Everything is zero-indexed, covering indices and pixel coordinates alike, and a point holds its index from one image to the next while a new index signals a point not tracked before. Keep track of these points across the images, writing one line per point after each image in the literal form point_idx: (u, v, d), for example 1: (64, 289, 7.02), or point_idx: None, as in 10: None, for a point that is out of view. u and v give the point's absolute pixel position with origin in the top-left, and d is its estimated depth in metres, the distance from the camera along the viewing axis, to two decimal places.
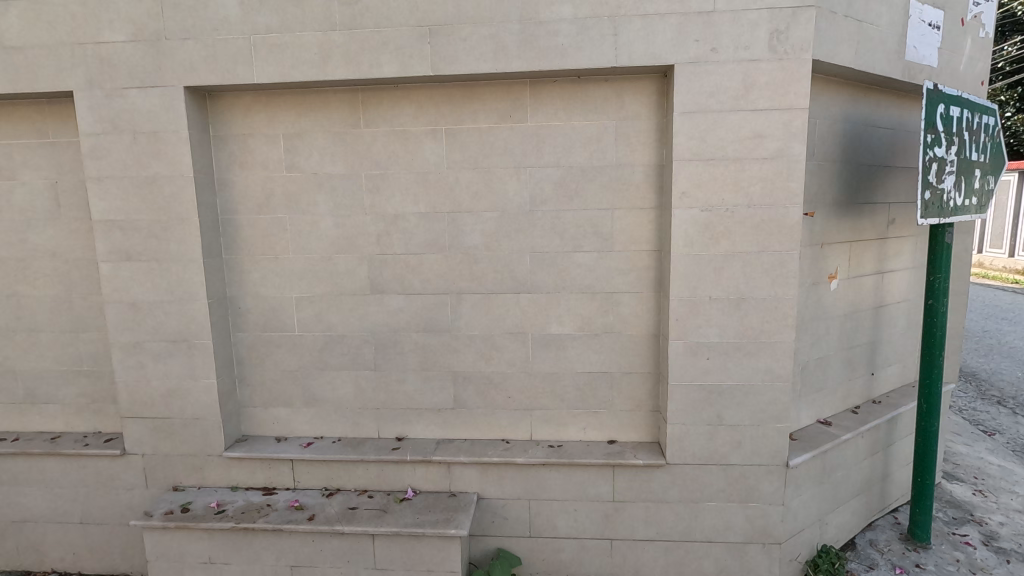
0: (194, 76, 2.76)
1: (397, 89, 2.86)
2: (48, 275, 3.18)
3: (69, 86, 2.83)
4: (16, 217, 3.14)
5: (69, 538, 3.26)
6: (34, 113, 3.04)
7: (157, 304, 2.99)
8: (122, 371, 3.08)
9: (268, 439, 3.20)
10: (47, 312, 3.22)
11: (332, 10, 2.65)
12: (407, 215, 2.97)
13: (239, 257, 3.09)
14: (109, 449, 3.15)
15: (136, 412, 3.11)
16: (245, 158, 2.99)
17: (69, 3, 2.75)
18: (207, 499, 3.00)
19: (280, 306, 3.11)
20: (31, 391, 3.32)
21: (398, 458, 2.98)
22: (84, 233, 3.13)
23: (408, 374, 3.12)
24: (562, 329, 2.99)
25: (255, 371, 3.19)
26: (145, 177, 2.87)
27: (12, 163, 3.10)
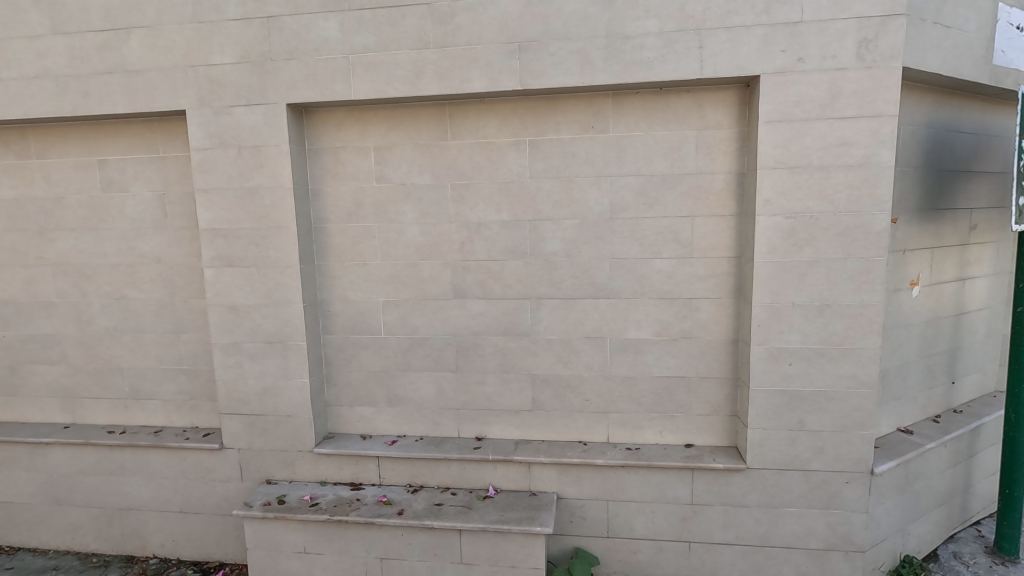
0: (295, 94, 2.94)
1: (483, 103, 2.99)
2: (154, 280, 3.42)
3: (181, 105, 3.05)
4: (127, 226, 3.40)
5: (168, 526, 3.46)
6: (145, 130, 3.29)
7: (255, 307, 3.16)
8: (220, 370, 3.26)
9: (354, 437, 3.35)
10: (152, 314, 3.46)
11: (426, 29, 2.80)
12: (490, 222, 3.08)
13: (329, 263, 3.24)
14: (207, 443, 3.34)
15: (232, 409, 3.28)
16: (337, 169, 3.16)
17: (184, 29, 2.97)
18: (299, 493, 3.17)
19: (367, 310, 3.26)
20: (136, 388, 3.55)
21: (480, 457, 3.08)
22: (187, 240, 3.35)
23: (488, 376, 3.21)
24: (640, 334, 3.04)
25: (342, 372, 3.34)
26: (248, 188, 3.05)
27: (125, 176, 3.36)
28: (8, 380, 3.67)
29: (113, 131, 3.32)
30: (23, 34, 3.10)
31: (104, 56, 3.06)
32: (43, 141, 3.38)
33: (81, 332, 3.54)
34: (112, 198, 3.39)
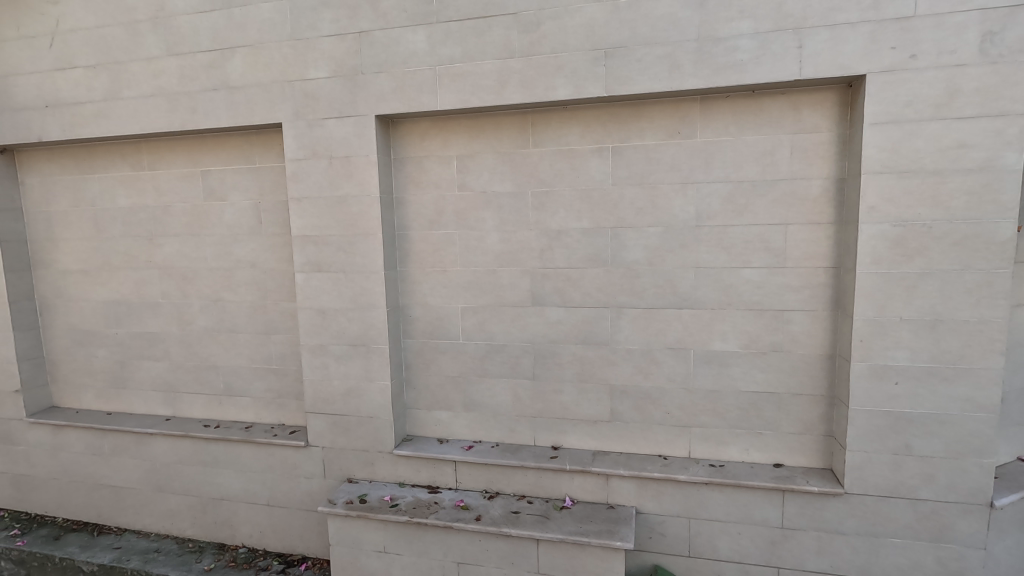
0: (383, 105, 3.04)
1: (565, 111, 2.98)
2: (248, 283, 3.62)
3: (278, 118, 3.22)
4: (226, 232, 3.62)
5: (256, 518, 3.63)
6: (244, 143, 3.49)
7: (341, 311, 3.28)
8: (308, 371, 3.40)
9: (431, 440, 3.40)
10: (246, 316, 3.66)
11: (511, 39, 2.83)
12: (570, 230, 3.06)
13: (411, 269, 3.32)
14: (294, 440, 3.48)
15: (318, 408, 3.40)
16: (420, 178, 3.24)
17: (282, 47, 3.14)
18: (379, 493, 3.25)
19: (446, 315, 3.30)
20: (229, 385, 3.77)
21: (558, 467, 3.05)
22: (279, 246, 3.53)
23: (565, 385, 3.18)
24: (727, 346, 2.92)
25: (420, 376, 3.40)
26: (337, 196, 3.18)
27: (224, 186, 3.58)
28: (118, 374, 3.98)
29: (215, 144, 3.55)
30: (141, 56, 3.38)
31: (211, 74, 3.28)
32: (154, 154, 3.67)
33: (182, 331, 3.80)
34: (212, 206, 3.62)
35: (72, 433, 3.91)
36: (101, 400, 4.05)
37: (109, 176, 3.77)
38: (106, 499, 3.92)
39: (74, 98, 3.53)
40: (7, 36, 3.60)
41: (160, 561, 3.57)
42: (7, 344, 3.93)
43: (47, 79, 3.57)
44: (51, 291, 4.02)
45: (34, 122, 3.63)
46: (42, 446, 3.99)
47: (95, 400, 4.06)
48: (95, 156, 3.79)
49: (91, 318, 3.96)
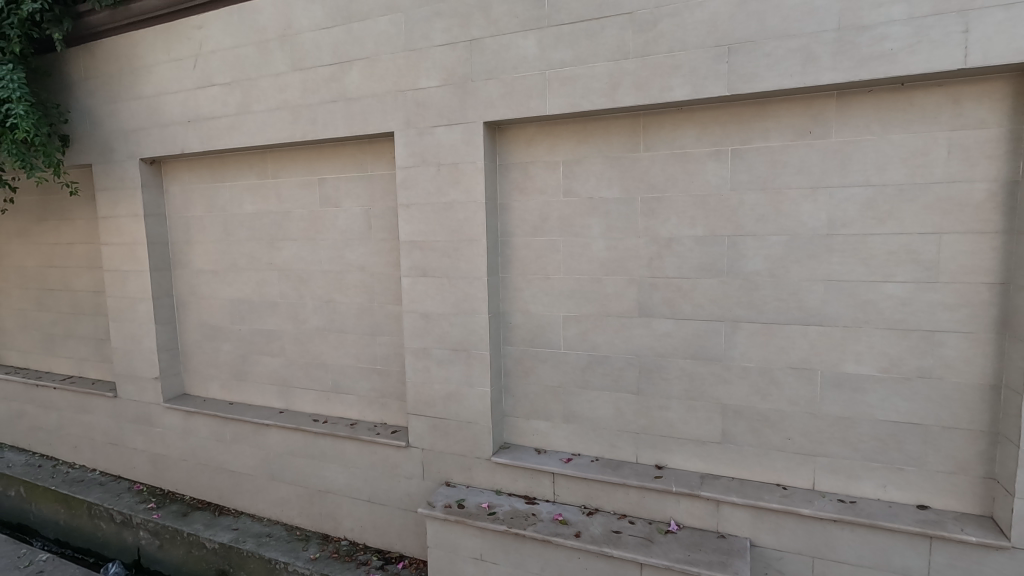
0: (492, 112, 3.05)
1: (681, 112, 2.83)
2: (357, 286, 3.77)
3: (390, 127, 3.32)
4: (339, 237, 3.79)
5: (358, 513, 3.76)
6: (358, 152, 3.65)
7: (444, 316, 3.32)
8: (410, 373, 3.47)
9: (529, 450, 3.34)
10: (354, 317, 3.82)
11: (626, 39, 2.72)
12: (682, 238, 2.89)
13: (513, 276, 3.30)
14: (396, 440, 3.57)
15: (419, 410, 3.46)
16: (525, 184, 3.21)
17: (397, 58, 3.24)
18: (477, 499, 3.24)
19: (547, 323, 3.24)
20: (337, 382, 3.94)
21: (663, 487, 2.88)
22: (387, 251, 3.65)
23: (672, 402, 3.00)
24: (861, 369, 2.62)
25: (519, 384, 3.36)
26: (444, 203, 3.22)
27: (339, 193, 3.76)
28: (240, 367, 4.30)
29: (331, 153, 3.74)
30: (270, 72, 3.63)
31: (331, 87, 3.46)
32: (277, 163, 3.93)
33: (296, 329, 4.03)
34: (327, 212, 3.81)
35: (200, 419, 4.27)
36: (224, 390, 4.40)
37: (238, 184, 4.09)
38: (226, 482, 4.24)
39: (212, 113, 3.87)
40: (159, 59, 4.01)
41: (271, 545, 3.79)
42: (150, 336, 4.38)
43: (190, 97, 3.94)
44: (186, 289, 4.42)
45: (178, 136, 4.01)
46: (175, 429, 4.39)
47: (219, 390, 4.42)
48: (227, 165, 4.12)
49: (219, 314, 4.31)
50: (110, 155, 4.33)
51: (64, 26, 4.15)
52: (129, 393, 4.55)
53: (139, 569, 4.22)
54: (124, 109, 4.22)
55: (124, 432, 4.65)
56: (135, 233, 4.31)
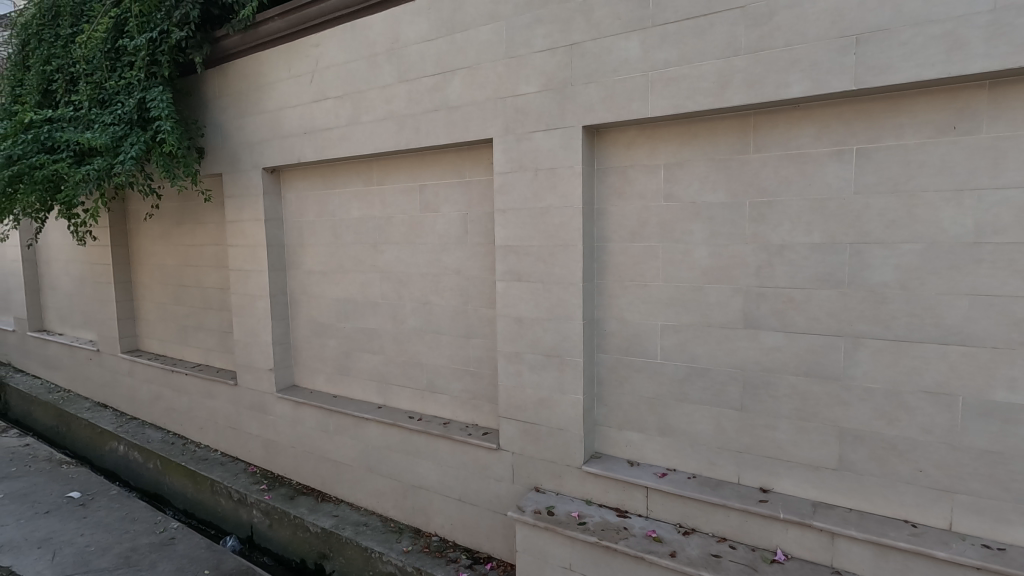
0: (592, 116, 3.01)
1: (798, 110, 2.63)
2: (453, 289, 3.87)
3: (489, 133, 3.38)
4: (436, 241, 3.92)
5: (449, 510, 3.85)
6: (457, 158, 3.75)
7: (538, 321, 3.32)
8: (503, 376, 3.49)
9: (621, 461, 3.24)
10: (449, 319, 3.92)
11: (737, 35, 2.58)
12: (796, 245, 2.68)
13: (608, 282, 3.22)
14: (487, 442, 3.61)
15: (510, 414, 3.48)
16: (623, 189, 3.13)
17: (498, 65, 3.30)
18: (566, 507, 3.19)
19: (644, 332, 3.13)
20: (431, 382, 4.06)
21: (769, 513, 2.67)
22: (483, 255, 3.71)
23: (781, 422, 2.78)
24: (1014, 397, 2.29)
25: (612, 393, 3.27)
26: (540, 208, 3.22)
27: (438, 198, 3.88)
28: (343, 363, 4.57)
29: (432, 160, 3.87)
30: (378, 84, 3.83)
31: (434, 96, 3.59)
32: (382, 170, 4.13)
33: (395, 329, 4.20)
34: (426, 217, 3.95)
35: (308, 409, 4.57)
36: (329, 383, 4.68)
37: (347, 191, 4.35)
38: (329, 470, 4.51)
39: (325, 124, 4.15)
40: (281, 76, 4.37)
41: (368, 534, 3.97)
42: (267, 330, 4.76)
43: (307, 110, 4.25)
44: (298, 288, 4.77)
45: (296, 146, 4.34)
46: (285, 417, 4.74)
47: (324, 383, 4.71)
48: (337, 173, 4.40)
49: (326, 312, 4.61)
50: (237, 165, 4.77)
51: (204, 50, 4.65)
52: (247, 381, 4.98)
53: (252, 544, 4.60)
54: (250, 123, 4.64)
55: (242, 417, 5.09)
56: (256, 236, 4.72)
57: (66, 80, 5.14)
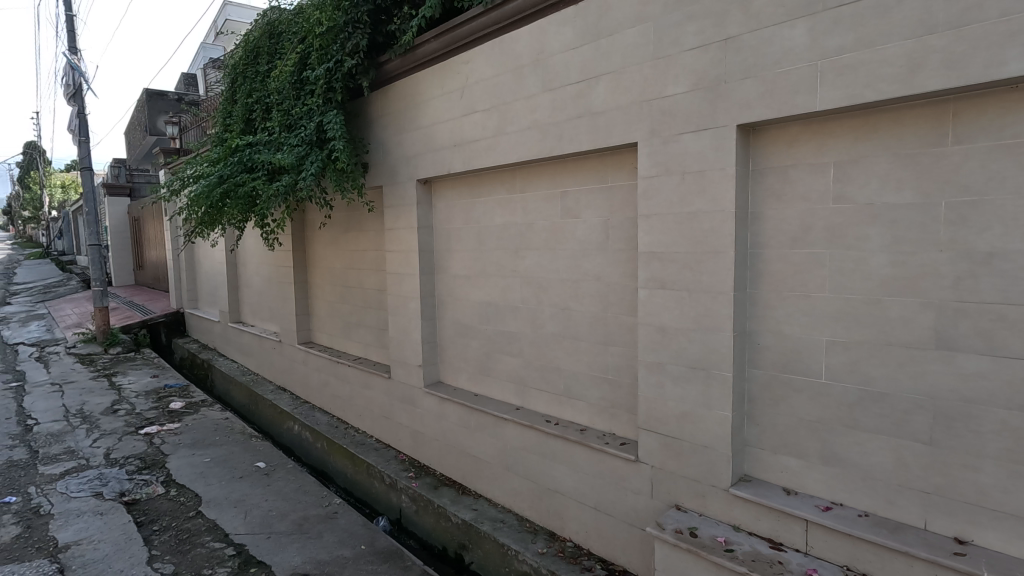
0: (748, 113, 2.80)
1: (1016, 91, 2.21)
2: (592, 295, 3.85)
3: (634, 137, 3.31)
4: (576, 247, 3.92)
5: (584, 517, 3.82)
6: (599, 163, 3.72)
7: (683, 331, 3.16)
8: (644, 387, 3.39)
9: (776, 488, 2.96)
10: (588, 325, 3.90)
11: (934, 10, 2.24)
12: (1010, 253, 2.24)
13: (764, 292, 2.97)
14: (624, 452, 3.53)
15: (650, 426, 3.36)
16: (784, 190, 2.87)
17: (644, 68, 3.22)
18: (711, 530, 3.00)
19: (806, 348, 2.84)
20: (569, 387, 4.07)
21: (968, 569, 2.26)
22: (624, 261, 3.64)
23: (984, 463, 2.34)
24: None
25: (766, 413, 3.00)
26: (688, 212, 3.07)
27: (578, 205, 3.89)
28: (485, 363, 4.76)
29: (574, 166, 3.88)
30: (523, 95, 3.95)
31: (578, 103, 3.60)
32: (525, 179, 4.24)
33: (534, 333, 4.29)
34: (567, 223, 3.97)
35: (451, 405, 4.85)
36: (470, 382, 4.92)
37: (491, 199, 4.54)
38: (469, 465, 4.73)
39: (473, 137, 4.37)
40: (435, 93, 4.70)
41: (505, 531, 4.09)
42: (417, 330, 5.14)
43: (458, 124, 4.52)
44: (445, 291, 5.08)
45: (446, 159, 4.64)
46: (431, 411, 5.07)
47: (466, 381, 4.95)
48: (482, 183, 4.61)
49: (470, 314, 4.85)
50: (395, 177, 5.22)
51: (370, 74, 5.17)
52: (400, 375, 5.42)
53: (400, 526, 4.98)
54: (407, 139, 5.05)
55: (394, 408, 5.54)
56: (410, 242, 5.13)
57: (262, 109, 6.03)
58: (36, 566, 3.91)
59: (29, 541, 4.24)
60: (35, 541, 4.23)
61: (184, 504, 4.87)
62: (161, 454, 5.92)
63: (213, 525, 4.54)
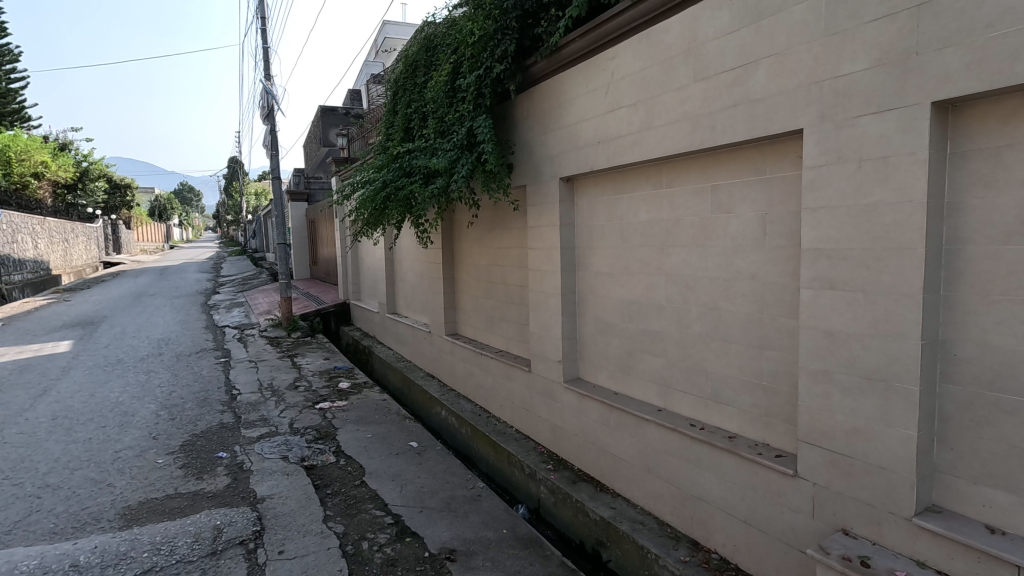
0: (948, 87, 2.43)
1: None
2: (745, 295, 3.61)
3: (800, 124, 3.04)
4: (728, 244, 3.71)
5: (732, 530, 3.61)
6: (757, 155, 3.48)
7: (856, 337, 2.84)
8: (806, 397, 3.10)
9: (976, 525, 2.53)
10: (740, 327, 3.66)
11: None
12: None
13: (964, 295, 2.56)
14: (781, 465, 3.26)
15: (813, 439, 3.07)
16: (995, 176, 2.44)
17: (814, 46, 2.94)
18: (887, 563, 2.66)
19: (1021, 362, 2.39)
20: (717, 392, 3.87)
21: None
22: (783, 258, 3.37)
23: None
24: None
25: (965, 436, 2.59)
26: (865, 205, 2.74)
27: (731, 199, 3.67)
28: (626, 362, 4.70)
29: (728, 158, 3.66)
30: (673, 87, 3.82)
31: (734, 91, 3.40)
32: (672, 173, 4.10)
33: (680, 333, 4.14)
34: (718, 219, 3.76)
35: (591, 402, 4.86)
36: (610, 380, 4.89)
37: (635, 195, 4.46)
38: (608, 463, 4.71)
39: (619, 133, 4.33)
40: (579, 92, 4.74)
41: (645, 534, 4.01)
42: (558, 326, 5.23)
43: (602, 121, 4.51)
44: (586, 288, 5.10)
45: (590, 156, 4.65)
46: (571, 407, 5.13)
47: (606, 379, 4.93)
48: (626, 179, 4.55)
49: (611, 312, 4.82)
50: (539, 176, 5.36)
51: (517, 78, 5.34)
52: (540, 369, 5.56)
53: (539, 516, 5.11)
54: (551, 138, 5.16)
55: (534, 401, 5.70)
56: (552, 239, 5.23)
57: (419, 118, 6.55)
58: (241, 512, 4.68)
59: (236, 490, 5.10)
60: (241, 491, 5.08)
61: (351, 473, 5.50)
62: (332, 427, 6.74)
63: (375, 494, 5.07)
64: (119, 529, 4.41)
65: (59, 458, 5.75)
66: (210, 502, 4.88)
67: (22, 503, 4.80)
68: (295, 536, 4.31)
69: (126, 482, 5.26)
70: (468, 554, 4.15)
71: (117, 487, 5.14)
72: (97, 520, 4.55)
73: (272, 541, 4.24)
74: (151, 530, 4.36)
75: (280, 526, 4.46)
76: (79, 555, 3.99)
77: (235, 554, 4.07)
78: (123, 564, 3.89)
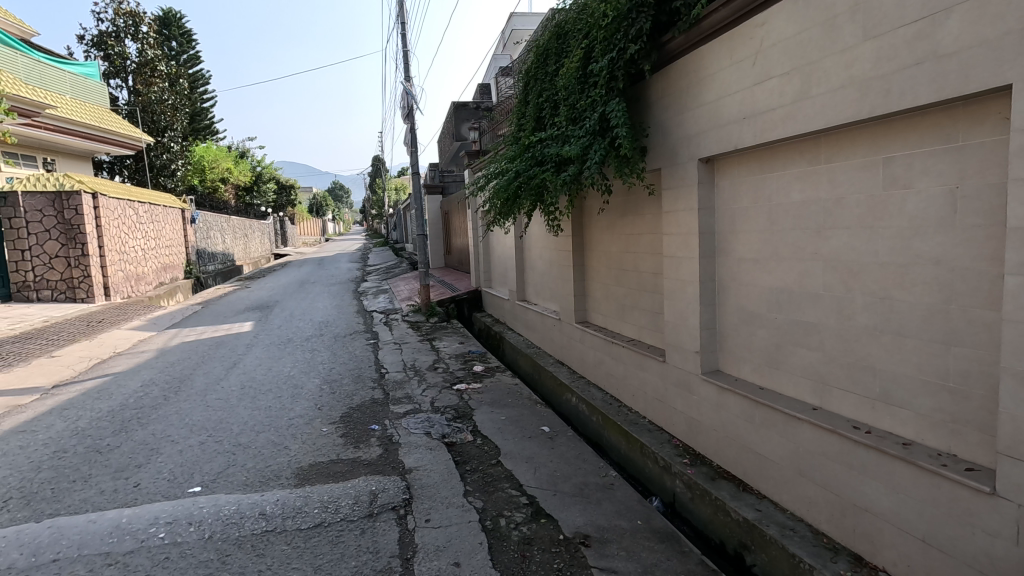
0: None
1: None
2: (927, 282, 3.14)
3: (1008, 78, 2.56)
4: (905, 224, 3.24)
5: (906, 548, 3.20)
6: (946, 120, 2.99)
7: None
8: (1009, 403, 2.64)
9: None
10: (919, 320, 3.20)
11: None
12: None
13: None
14: (973, 481, 2.81)
15: (1018, 454, 2.61)
16: None
17: None
18: None
19: None
20: (887, 392, 3.43)
21: None
22: (979, 241, 2.88)
23: None
24: None
25: None
26: None
27: (910, 173, 3.19)
28: (774, 355, 4.35)
29: (906, 125, 3.19)
30: (835, 50, 3.41)
31: (916, 47, 2.95)
32: (833, 147, 3.68)
33: (840, 325, 3.72)
34: (892, 196, 3.30)
35: (733, 397, 4.58)
36: (756, 373, 4.56)
37: (788, 173, 4.08)
38: (752, 463, 4.41)
39: (768, 106, 3.98)
40: (722, 65, 4.43)
41: (797, 541, 3.69)
42: (696, 315, 4.98)
43: (749, 94, 4.17)
44: (728, 275, 4.79)
45: (734, 133, 4.33)
46: (710, 400, 4.88)
47: (751, 373, 4.61)
48: (776, 156, 4.17)
49: (757, 301, 4.47)
50: (676, 159, 5.13)
51: (652, 57, 5.13)
52: (676, 359, 5.35)
53: (674, 510, 4.95)
54: (689, 118, 4.90)
55: (669, 392, 5.51)
56: (689, 224, 4.97)
57: (550, 106, 6.58)
58: (392, 480, 5.14)
59: (388, 460, 5.60)
60: (392, 461, 5.57)
61: (487, 452, 5.78)
62: (469, 408, 7.11)
63: (510, 474, 5.28)
64: (294, 486, 5.07)
65: (248, 421, 6.77)
66: (366, 469, 5.43)
67: (222, 458, 5.73)
68: (440, 507, 4.64)
69: (299, 446, 6.03)
70: (602, 541, 4.16)
71: (291, 449, 5.93)
72: (278, 477, 5.29)
73: (420, 509, 4.61)
74: (320, 490, 4.97)
75: (426, 496, 4.83)
76: (266, 505, 4.66)
77: (389, 518, 4.48)
78: (300, 517, 4.48)
